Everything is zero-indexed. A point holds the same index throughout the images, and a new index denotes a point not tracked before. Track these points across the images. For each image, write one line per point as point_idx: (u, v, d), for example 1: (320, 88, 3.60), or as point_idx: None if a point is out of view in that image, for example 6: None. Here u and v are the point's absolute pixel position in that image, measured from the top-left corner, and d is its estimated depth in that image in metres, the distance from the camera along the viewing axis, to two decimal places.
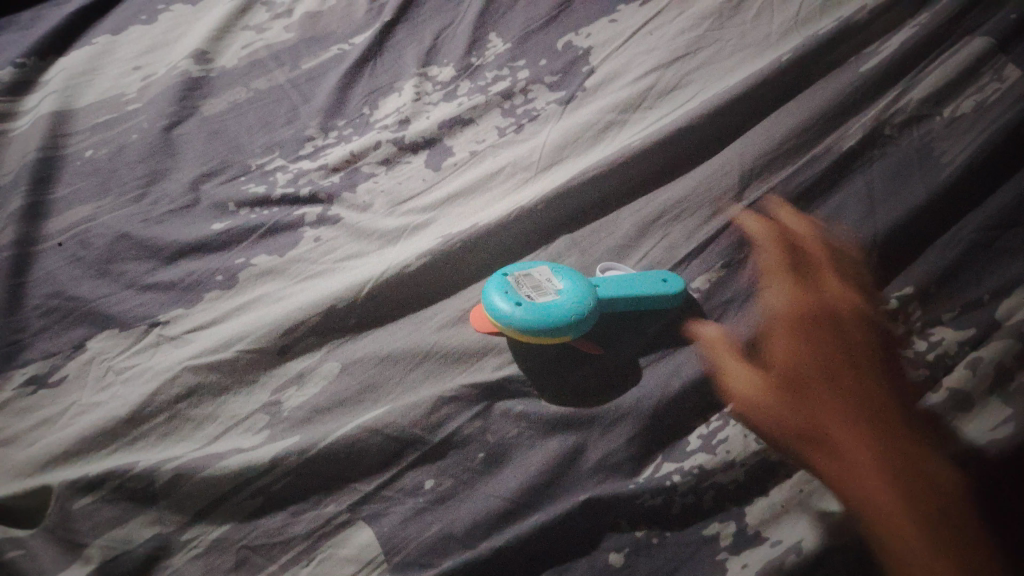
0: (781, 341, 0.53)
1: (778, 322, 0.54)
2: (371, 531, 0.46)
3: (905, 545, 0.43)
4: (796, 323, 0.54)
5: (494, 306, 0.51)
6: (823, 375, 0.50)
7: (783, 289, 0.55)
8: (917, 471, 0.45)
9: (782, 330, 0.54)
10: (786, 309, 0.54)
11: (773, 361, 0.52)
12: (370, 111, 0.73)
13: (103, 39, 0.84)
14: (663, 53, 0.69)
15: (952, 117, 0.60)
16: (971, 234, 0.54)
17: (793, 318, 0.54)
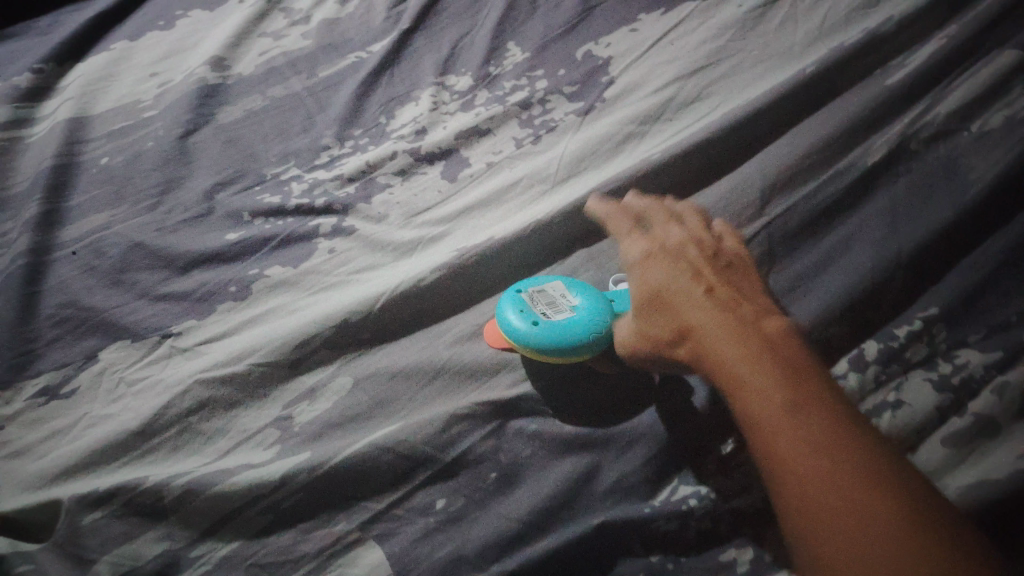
0: (666, 279, 0.50)
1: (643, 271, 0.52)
2: (381, 552, 0.46)
3: (830, 541, 0.36)
4: (677, 270, 0.51)
5: (508, 324, 0.51)
6: (685, 335, 0.46)
7: (663, 256, 0.52)
8: (807, 390, 0.41)
9: (649, 283, 0.51)
10: (661, 257, 0.52)
11: (664, 317, 0.48)
12: (387, 121, 0.72)
13: (120, 45, 0.84)
14: (684, 64, 0.68)
15: (979, 132, 0.58)
16: (997, 254, 0.53)
17: (672, 274, 0.50)
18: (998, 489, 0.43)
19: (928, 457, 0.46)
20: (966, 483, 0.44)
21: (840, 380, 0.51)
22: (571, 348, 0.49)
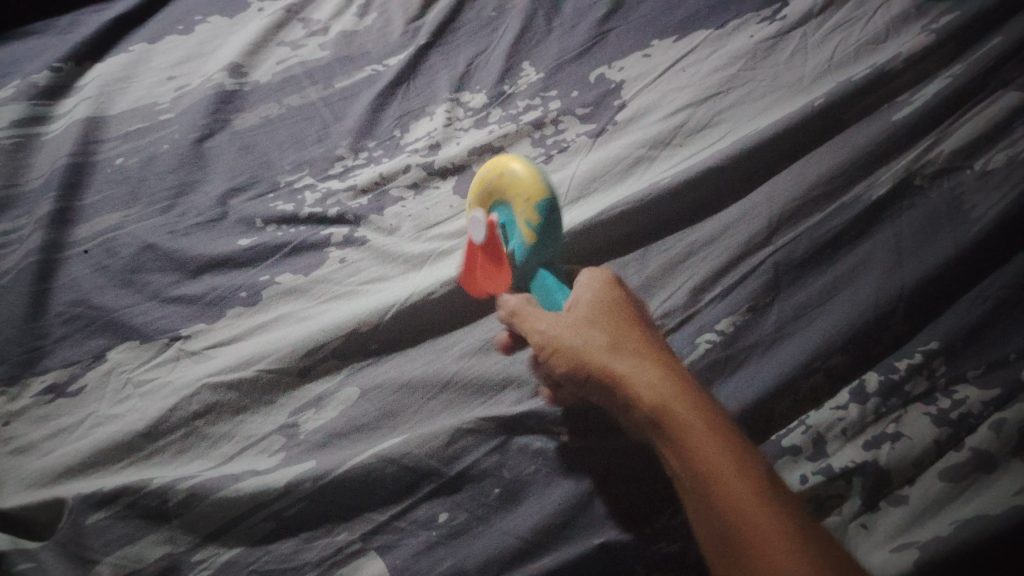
0: (610, 321, 0.48)
1: (581, 317, 0.48)
2: (382, 563, 0.46)
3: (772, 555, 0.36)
4: (606, 309, 0.49)
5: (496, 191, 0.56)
6: (622, 360, 0.45)
7: (596, 292, 0.50)
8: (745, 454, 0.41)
9: (592, 326, 0.47)
10: (601, 300, 0.49)
11: (610, 353, 0.46)
12: (402, 134, 0.73)
13: (139, 48, 0.85)
14: (696, 90, 0.69)
15: (983, 170, 0.59)
16: (999, 291, 0.54)
17: (610, 315, 0.48)
18: (993, 525, 0.44)
19: (925, 489, 0.47)
20: (961, 518, 0.45)
21: (840, 410, 0.51)
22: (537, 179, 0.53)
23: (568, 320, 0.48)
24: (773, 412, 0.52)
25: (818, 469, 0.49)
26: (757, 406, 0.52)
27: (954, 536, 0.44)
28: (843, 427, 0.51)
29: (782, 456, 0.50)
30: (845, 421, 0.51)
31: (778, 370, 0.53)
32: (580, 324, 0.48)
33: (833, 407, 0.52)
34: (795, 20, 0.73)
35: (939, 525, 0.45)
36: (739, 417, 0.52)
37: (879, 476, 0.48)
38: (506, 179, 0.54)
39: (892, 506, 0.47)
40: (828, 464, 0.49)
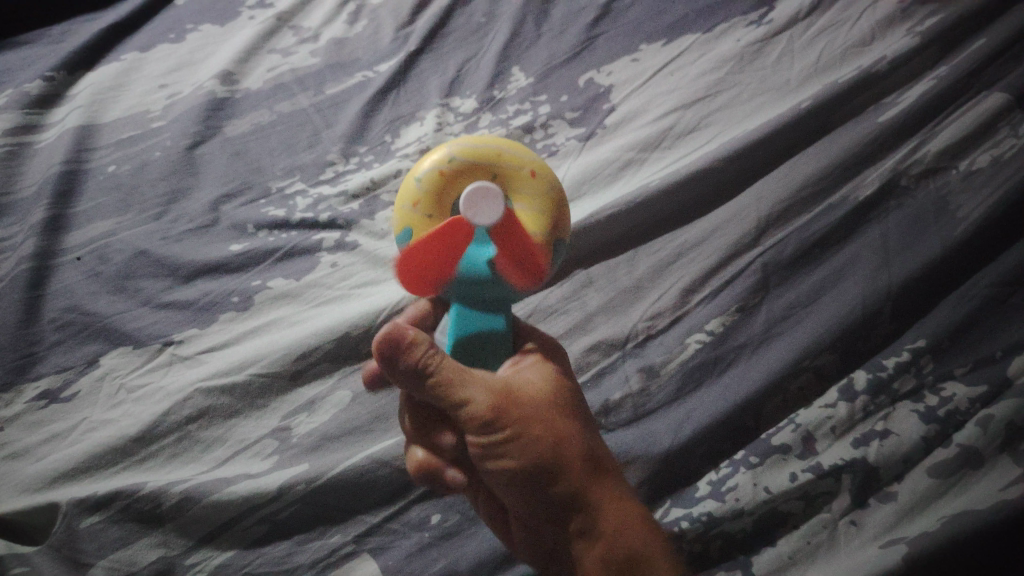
0: (564, 426, 0.43)
1: (534, 413, 0.42)
2: (375, 564, 0.47)
3: None
4: (554, 409, 0.43)
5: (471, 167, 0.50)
6: (582, 467, 0.42)
7: (536, 364, 0.47)
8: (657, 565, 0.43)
9: (551, 429, 0.42)
10: (547, 396, 0.44)
11: (567, 458, 0.42)
12: (392, 139, 0.73)
13: (131, 56, 0.85)
14: (684, 94, 0.70)
15: (967, 171, 0.60)
16: (986, 289, 0.54)
17: (560, 416, 0.43)
18: (983, 519, 0.44)
19: (913, 486, 0.48)
20: (949, 513, 0.46)
21: (829, 408, 0.51)
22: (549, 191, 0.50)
23: (519, 411, 0.42)
24: (763, 411, 0.52)
25: (808, 466, 0.49)
26: (745, 404, 0.53)
27: (945, 530, 0.44)
28: (832, 425, 0.51)
29: (772, 455, 0.50)
30: (834, 419, 0.51)
31: (767, 369, 0.54)
32: (533, 419, 0.42)
33: (822, 405, 0.52)
34: (781, 24, 0.73)
35: (928, 520, 0.46)
36: (728, 416, 0.52)
37: (868, 473, 0.48)
38: (525, 177, 0.50)
39: (881, 503, 0.48)
40: (818, 462, 0.49)
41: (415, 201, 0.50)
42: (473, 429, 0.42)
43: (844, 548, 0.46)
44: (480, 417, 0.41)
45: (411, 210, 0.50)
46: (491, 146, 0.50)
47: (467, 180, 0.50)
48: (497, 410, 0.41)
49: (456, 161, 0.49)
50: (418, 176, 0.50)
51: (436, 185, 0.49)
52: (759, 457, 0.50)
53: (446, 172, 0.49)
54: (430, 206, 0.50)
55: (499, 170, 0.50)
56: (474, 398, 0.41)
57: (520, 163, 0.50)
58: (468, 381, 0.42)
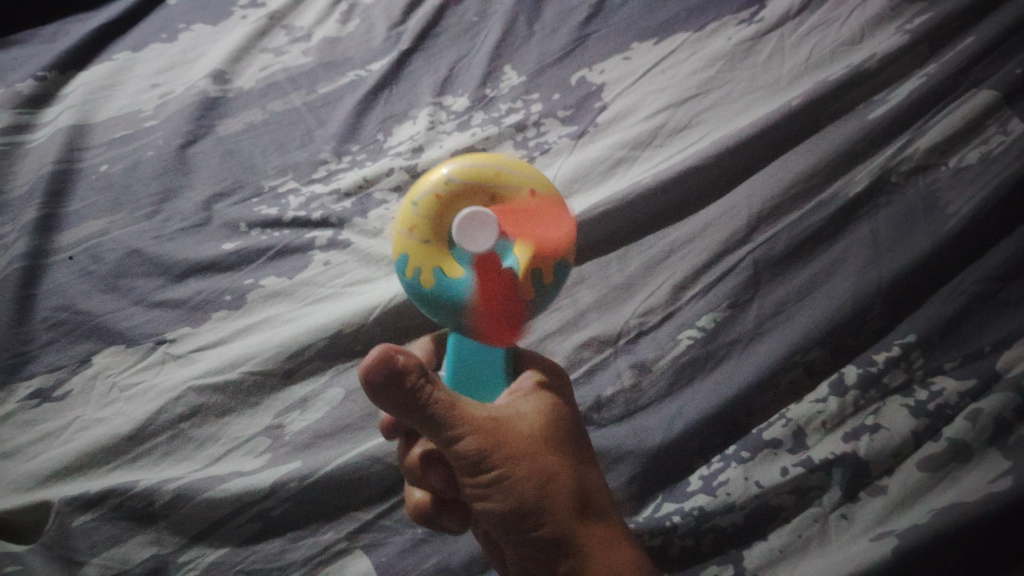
0: (553, 464, 0.42)
1: (522, 452, 0.41)
2: (368, 561, 0.47)
3: None
4: (544, 445, 0.42)
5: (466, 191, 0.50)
6: (568, 508, 0.41)
7: (532, 395, 0.45)
8: None
9: (541, 470, 0.41)
10: (538, 432, 0.42)
11: (554, 499, 0.41)
12: (385, 138, 0.73)
13: (123, 55, 0.86)
14: (676, 92, 0.70)
15: (957, 167, 0.60)
16: (974, 284, 0.54)
17: (550, 454, 0.42)
18: (969, 514, 0.44)
19: (903, 480, 0.48)
20: (938, 506, 0.46)
21: (820, 404, 0.52)
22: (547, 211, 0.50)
23: (507, 450, 0.41)
24: (754, 406, 0.53)
25: (798, 461, 0.50)
26: (736, 399, 0.53)
27: (932, 524, 0.44)
28: (823, 420, 0.51)
29: (762, 450, 0.51)
30: (825, 414, 0.51)
31: (758, 365, 0.54)
32: (521, 459, 0.41)
33: (813, 400, 0.52)
34: (771, 22, 0.74)
35: (917, 514, 0.46)
36: (719, 411, 0.53)
37: (858, 467, 0.49)
38: (521, 198, 0.50)
39: (871, 497, 0.48)
40: (808, 456, 0.50)
41: (412, 226, 0.50)
42: (462, 465, 0.41)
43: (834, 542, 0.47)
44: (468, 456, 0.41)
45: (408, 235, 0.50)
46: (489, 167, 0.50)
47: (465, 204, 0.50)
48: (485, 450, 0.40)
49: (453, 184, 0.50)
50: (415, 200, 0.50)
51: (432, 209, 0.50)
52: (750, 452, 0.51)
53: (443, 195, 0.50)
54: (428, 230, 0.50)
55: (497, 191, 0.50)
56: (463, 437, 0.41)
57: (518, 183, 0.50)
58: (458, 419, 0.41)
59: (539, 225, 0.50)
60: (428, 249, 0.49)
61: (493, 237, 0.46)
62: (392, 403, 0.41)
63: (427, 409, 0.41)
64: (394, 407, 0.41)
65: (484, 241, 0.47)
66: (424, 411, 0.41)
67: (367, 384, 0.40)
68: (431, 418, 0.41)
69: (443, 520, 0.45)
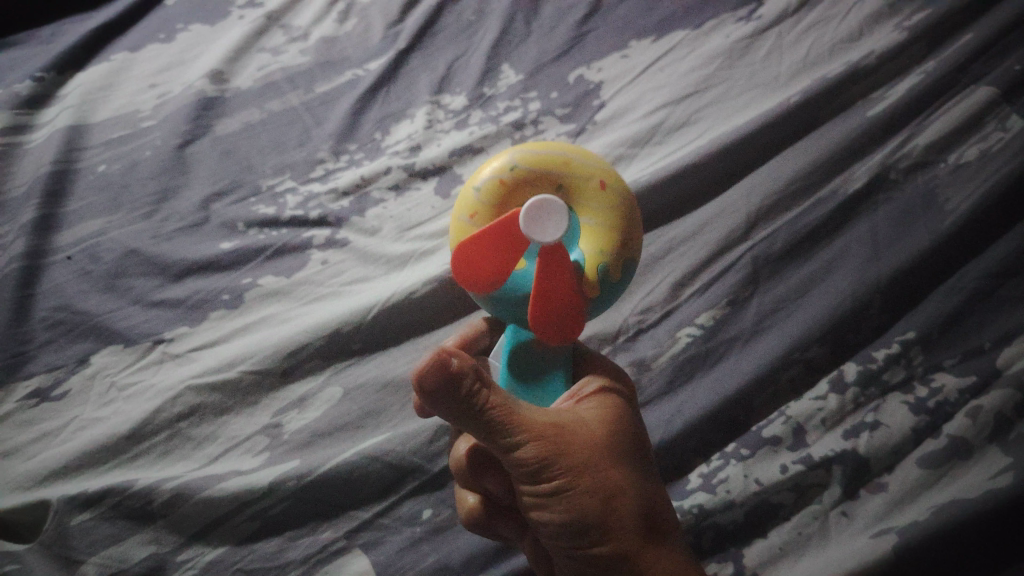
0: (619, 477, 0.40)
1: (587, 462, 0.39)
2: (366, 560, 0.47)
3: None
4: (609, 456, 0.40)
5: (531, 181, 0.46)
6: (632, 525, 0.39)
7: (592, 404, 0.43)
8: None
9: (608, 479, 0.39)
10: (601, 439, 0.40)
11: (617, 514, 0.39)
12: (382, 137, 0.73)
13: (120, 56, 0.85)
14: (675, 89, 0.70)
15: (956, 164, 0.60)
16: (974, 281, 0.54)
17: (615, 465, 0.40)
18: (970, 511, 0.44)
19: (903, 477, 0.47)
20: (938, 503, 0.45)
21: (820, 401, 0.52)
22: (625, 208, 0.46)
23: (571, 459, 0.39)
24: (753, 403, 0.53)
25: (798, 458, 0.49)
26: (736, 397, 0.53)
27: (933, 521, 0.44)
28: (823, 417, 0.51)
29: (762, 447, 0.50)
30: (825, 410, 0.51)
31: (757, 362, 0.54)
32: (584, 470, 0.39)
33: (813, 397, 0.52)
34: (770, 19, 0.73)
35: (918, 510, 0.46)
36: (718, 409, 0.52)
37: (859, 464, 0.48)
38: (591, 189, 0.46)
39: (871, 494, 0.48)
40: (808, 453, 0.50)
41: (473, 212, 0.46)
42: (520, 472, 0.39)
43: (834, 540, 0.46)
44: (528, 464, 0.38)
45: (469, 224, 0.46)
46: (558, 153, 0.46)
47: (530, 192, 0.46)
48: (547, 458, 0.38)
49: (518, 168, 0.46)
50: (476, 185, 0.46)
51: (495, 194, 0.46)
52: (750, 449, 0.51)
53: (507, 181, 0.46)
54: (489, 218, 0.46)
55: (566, 182, 0.46)
56: (523, 444, 0.38)
57: (590, 173, 0.46)
58: (518, 425, 0.38)
59: (611, 220, 0.46)
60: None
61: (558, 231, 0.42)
62: (445, 408, 0.38)
63: (484, 414, 0.38)
64: (448, 412, 0.38)
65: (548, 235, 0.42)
66: (482, 416, 0.38)
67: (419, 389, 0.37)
68: (489, 425, 0.38)
69: (496, 525, 0.44)
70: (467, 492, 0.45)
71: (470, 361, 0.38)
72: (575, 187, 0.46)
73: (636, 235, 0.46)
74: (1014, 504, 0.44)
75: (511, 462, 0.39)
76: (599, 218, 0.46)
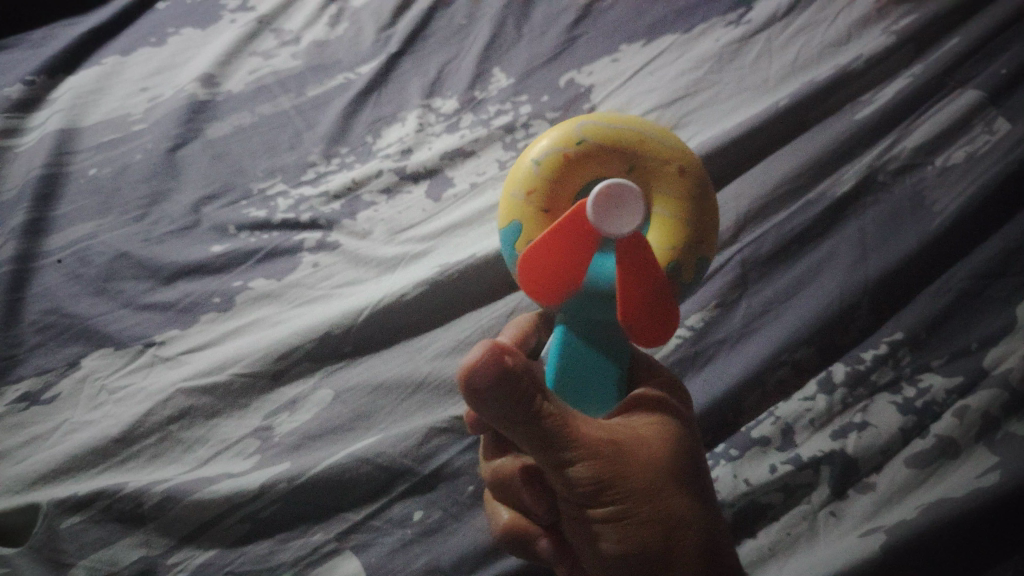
0: (679, 504, 0.37)
1: (648, 486, 0.36)
2: (357, 562, 0.47)
3: None
4: (670, 481, 0.37)
5: (601, 161, 0.45)
6: (692, 558, 0.36)
7: (649, 420, 0.40)
8: None
9: (668, 508, 0.36)
10: (662, 462, 0.37)
11: (677, 548, 0.36)
12: (373, 140, 0.74)
13: (111, 60, 0.86)
14: (664, 93, 0.71)
15: (943, 167, 0.60)
16: (961, 282, 0.55)
17: (676, 492, 0.37)
18: (957, 509, 0.44)
19: (891, 477, 0.48)
20: (926, 502, 0.45)
21: (808, 401, 0.52)
22: (701, 197, 0.45)
23: (631, 483, 0.35)
24: (743, 404, 0.53)
25: (787, 459, 0.50)
26: (725, 398, 0.53)
27: (921, 519, 0.44)
28: (811, 417, 0.51)
29: (752, 448, 0.51)
30: (813, 411, 0.51)
31: (746, 363, 0.54)
32: (645, 497, 0.36)
33: (801, 398, 0.52)
34: (759, 23, 0.74)
35: (906, 509, 0.46)
36: (708, 410, 0.53)
37: (847, 464, 0.49)
38: (668, 172, 0.45)
39: (860, 493, 0.48)
40: (797, 454, 0.50)
41: (530, 189, 0.46)
42: (575, 492, 0.36)
43: (823, 539, 0.46)
44: (585, 484, 0.35)
45: (524, 200, 0.46)
46: (632, 131, 0.46)
47: (596, 168, 0.46)
48: (605, 480, 0.35)
49: (585, 144, 0.45)
50: (536, 159, 0.46)
51: (556, 168, 0.45)
52: (739, 450, 0.51)
53: (572, 154, 0.45)
54: (546, 195, 0.45)
55: (637, 162, 0.45)
56: (581, 462, 0.35)
57: (666, 156, 0.45)
58: (577, 440, 0.35)
59: (685, 207, 0.45)
60: (543, 220, 0.45)
61: (634, 215, 0.40)
62: (498, 413, 0.34)
63: (541, 426, 0.35)
64: (500, 417, 0.34)
65: (625, 221, 0.40)
66: (535, 427, 0.35)
67: (468, 390, 0.33)
68: (548, 438, 0.35)
69: (535, 545, 0.43)
70: (503, 508, 0.45)
71: (526, 360, 0.35)
72: (647, 168, 0.45)
73: (711, 227, 0.46)
74: (1001, 502, 0.44)
75: (567, 483, 0.36)
76: (670, 207, 0.45)
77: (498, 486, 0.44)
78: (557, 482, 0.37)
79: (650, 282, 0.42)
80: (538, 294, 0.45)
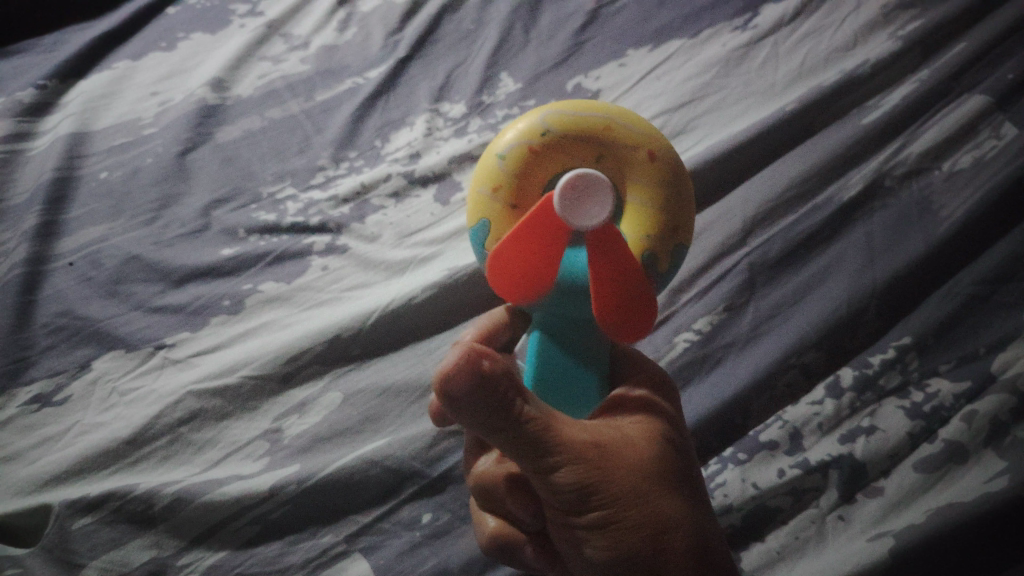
0: (668, 507, 0.36)
1: (635, 489, 0.36)
2: (366, 563, 0.47)
3: None
4: (658, 484, 0.37)
5: (566, 152, 0.46)
6: (683, 562, 0.36)
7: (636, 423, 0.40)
8: None
9: (657, 511, 0.36)
10: (649, 465, 0.37)
11: (667, 551, 0.36)
12: (382, 144, 0.74)
13: (122, 64, 0.86)
14: (671, 97, 0.71)
15: (950, 172, 0.60)
16: (968, 287, 0.55)
17: (665, 495, 0.36)
18: (965, 514, 0.44)
19: (899, 481, 0.48)
20: (934, 507, 0.45)
21: (816, 405, 0.52)
22: (671, 182, 0.45)
23: (617, 486, 0.35)
24: (751, 407, 0.53)
25: (795, 463, 0.50)
26: (733, 402, 0.53)
27: (929, 524, 0.44)
28: (819, 421, 0.51)
29: (759, 452, 0.51)
30: (821, 416, 0.51)
31: (753, 367, 0.54)
32: (632, 501, 0.35)
33: (809, 402, 0.52)
34: (765, 29, 0.74)
35: (914, 514, 0.46)
36: (716, 414, 0.53)
37: (855, 468, 0.49)
38: (636, 159, 0.45)
39: (868, 498, 0.48)
40: (805, 458, 0.50)
41: (496, 185, 0.46)
42: (561, 498, 0.36)
43: (832, 543, 0.46)
44: (569, 490, 0.35)
45: (490, 196, 0.46)
46: (597, 119, 0.46)
47: (563, 159, 0.46)
48: (589, 485, 0.35)
49: (549, 134, 0.46)
50: (501, 154, 0.46)
51: (520, 162, 0.46)
52: (747, 453, 0.51)
53: (536, 147, 0.46)
54: (513, 190, 0.46)
55: (604, 151, 0.46)
56: (565, 467, 0.35)
57: (634, 142, 0.45)
58: (560, 445, 0.35)
59: (655, 193, 0.45)
60: (511, 214, 0.46)
61: (603, 207, 0.39)
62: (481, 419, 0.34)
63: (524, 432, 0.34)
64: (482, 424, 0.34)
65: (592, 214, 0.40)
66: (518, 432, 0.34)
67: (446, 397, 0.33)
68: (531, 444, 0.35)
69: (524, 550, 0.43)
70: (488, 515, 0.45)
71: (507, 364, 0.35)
72: (615, 156, 0.46)
73: (683, 212, 0.46)
74: (1008, 508, 0.44)
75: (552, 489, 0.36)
76: (641, 195, 0.45)
77: (481, 492, 0.43)
78: (542, 488, 0.37)
79: (623, 276, 0.42)
80: (511, 292, 0.45)
